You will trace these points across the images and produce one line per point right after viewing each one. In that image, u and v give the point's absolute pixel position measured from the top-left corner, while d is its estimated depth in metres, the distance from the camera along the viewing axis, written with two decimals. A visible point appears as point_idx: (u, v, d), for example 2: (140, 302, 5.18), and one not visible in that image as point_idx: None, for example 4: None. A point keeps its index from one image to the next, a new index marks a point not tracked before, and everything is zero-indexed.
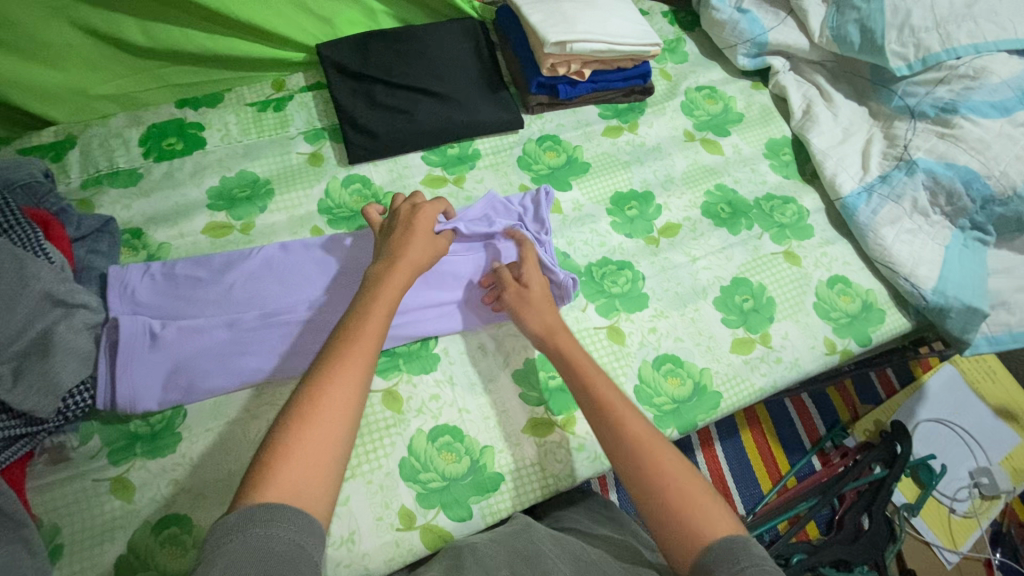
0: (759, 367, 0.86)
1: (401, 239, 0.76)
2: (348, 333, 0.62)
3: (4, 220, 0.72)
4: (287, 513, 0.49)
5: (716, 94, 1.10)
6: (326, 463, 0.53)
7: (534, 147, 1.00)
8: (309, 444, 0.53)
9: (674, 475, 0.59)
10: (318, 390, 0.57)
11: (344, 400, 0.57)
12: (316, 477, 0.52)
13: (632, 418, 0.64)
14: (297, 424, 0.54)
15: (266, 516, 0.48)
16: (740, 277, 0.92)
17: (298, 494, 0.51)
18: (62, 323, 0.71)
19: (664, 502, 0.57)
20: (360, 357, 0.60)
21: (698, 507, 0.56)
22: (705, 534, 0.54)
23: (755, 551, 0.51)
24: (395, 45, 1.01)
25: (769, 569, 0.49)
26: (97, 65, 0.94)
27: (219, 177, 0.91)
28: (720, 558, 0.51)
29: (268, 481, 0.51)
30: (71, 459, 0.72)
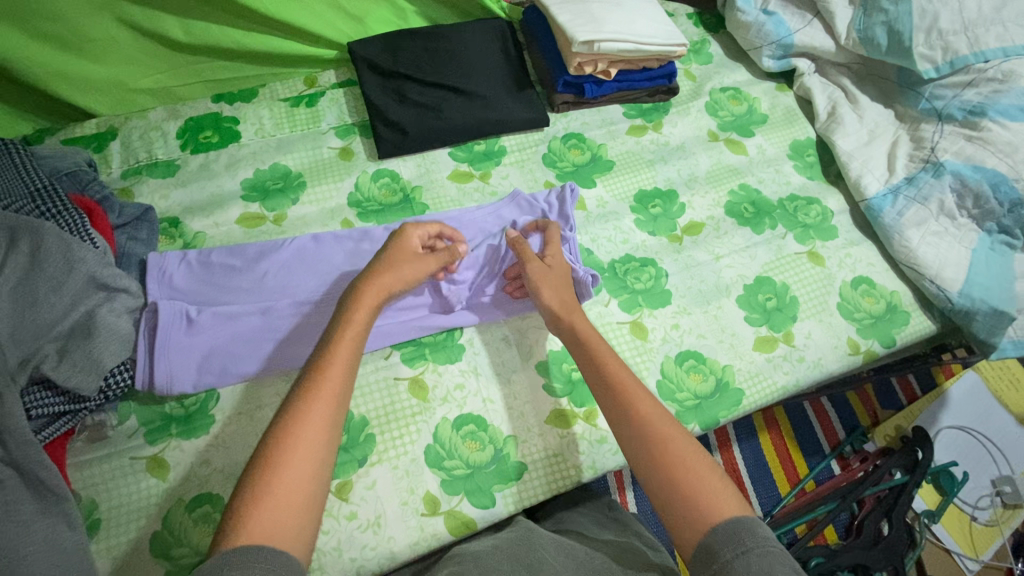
0: (782, 366, 0.86)
1: (386, 258, 0.76)
2: (319, 368, 0.63)
3: (53, 206, 0.75)
4: (265, 554, 0.49)
5: (740, 95, 1.11)
6: (299, 505, 0.54)
7: (559, 144, 1.01)
8: (282, 488, 0.54)
9: (678, 457, 0.59)
10: (289, 431, 0.57)
11: (315, 439, 0.58)
12: (290, 519, 0.53)
13: (642, 397, 0.65)
14: (269, 469, 0.55)
15: (243, 560, 0.48)
16: (764, 276, 0.93)
17: (271, 537, 0.51)
18: (103, 306, 0.73)
19: (668, 485, 0.58)
20: (331, 392, 0.61)
21: (702, 488, 0.57)
22: (710, 514, 0.54)
23: (760, 533, 0.52)
24: (424, 43, 1.03)
25: (774, 551, 0.50)
26: (137, 60, 0.97)
27: (253, 170, 0.94)
28: (725, 539, 0.52)
29: (243, 527, 0.51)
30: (110, 438, 0.75)
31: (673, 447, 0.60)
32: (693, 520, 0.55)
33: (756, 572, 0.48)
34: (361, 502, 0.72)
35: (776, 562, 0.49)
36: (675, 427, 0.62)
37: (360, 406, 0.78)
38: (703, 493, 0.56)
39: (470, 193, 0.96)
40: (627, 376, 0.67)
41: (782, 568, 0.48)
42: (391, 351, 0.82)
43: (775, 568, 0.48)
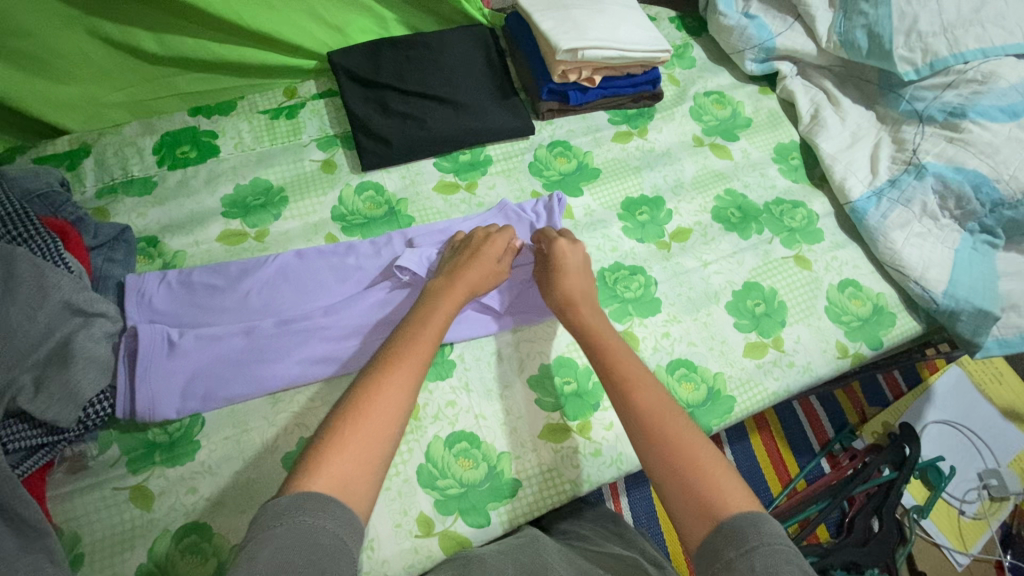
0: (773, 371, 0.87)
1: (468, 259, 0.80)
2: (404, 343, 0.67)
3: (23, 229, 0.73)
4: (331, 504, 0.51)
5: (724, 99, 1.11)
6: (370, 462, 0.56)
7: (545, 152, 1.00)
8: (360, 438, 0.57)
9: (684, 448, 0.59)
10: (371, 389, 0.61)
11: (396, 401, 0.60)
12: (362, 472, 0.55)
13: (646, 391, 0.65)
14: (351, 420, 0.58)
15: (313, 505, 0.51)
16: (752, 281, 0.93)
17: (343, 489, 0.53)
18: (80, 332, 0.71)
19: (676, 472, 0.58)
20: (413, 359, 0.65)
21: (711, 481, 0.56)
22: (716, 510, 0.54)
23: (767, 532, 0.51)
24: (405, 52, 1.01)
25: (782, 549, 0.49)
26: (109, 74, 0.94)
27: (233, 185, 0.92)
28: (731, 537, 0.51)
29: (317, 471, 0.53)
30: (91, 468, 0.73)
31: (684, 439, 0.60)
32: (704, 513, 0.54)
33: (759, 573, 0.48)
34: None
35: (782, 561, 0.48)
36: (679, 419, 0.62)
37: None
38: (711, 486, 0.56)
39: (456, 204, 0.94)
40: (633, 373, 0.67)
41: (786, 567, 0.48)
42: None
43: (778, 568, 0.48)
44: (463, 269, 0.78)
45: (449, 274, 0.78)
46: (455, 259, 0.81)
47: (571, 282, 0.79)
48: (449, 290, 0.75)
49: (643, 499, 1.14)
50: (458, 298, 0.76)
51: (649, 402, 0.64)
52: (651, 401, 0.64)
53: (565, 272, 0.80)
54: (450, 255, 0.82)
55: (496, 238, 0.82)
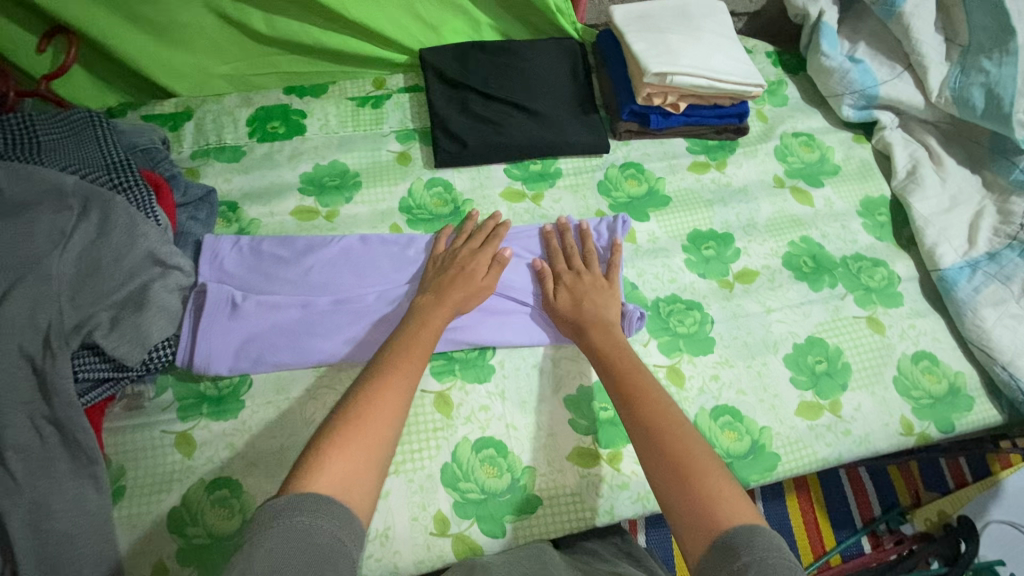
0: (825, 436, 0.81)
1: (454, 270, 0.82)
2: (401, 359, 0.69)
3: (124, 179, 0.79)
4: (330, 504, 0.52)
5: (813, 142, 1.06)
6: (366, 461, 0.58)
7: (616, 172, 0.98)
8: (357, 440, 0.59)
9: (683, 458, 0.59)
10: (371, 399, 0.63)
11: (392, 407, 0.63)
12: (357, 472, 0.57)
13: (651, 402, 0.66)
14: (348, 428, 0.60)
15: (312, 505, 0.51)
16: (817, 337, 0.88)
17: (341, 487, 0.55)
18: (157, 281, 0.77)
19: (675, 484, 0.58)
20: (404, 370, 0.68)
21: (714, 493, 0.56)
22: (714, 522, 0.53)
23: (759, 545, 0.49)
24: (494, 58, 1.03)
25: (773, 565, 0.47)
26: (219, 46, 1.01)
27: (313, 164, 0.96)
28: (723, 553, 0.50)
29: (319, 472, 0.55)
30: (145, 408, 0.77)
31: (680, 444, 0.60)
32: (703, 523, 0.54)
33: None
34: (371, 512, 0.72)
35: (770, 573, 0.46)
36: (684, 429, 0.63)
37: None
38: (709, 496, 0.55)
39: (520, 213, 0.94)
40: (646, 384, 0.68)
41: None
42: None
43: None
44: (451, 286, 0.81)
45: (435, 292, 0.80)
46: (435, 277, 0.83)
47: (582, 306, 0.80)
48: (444, 306, 0.78)
49: (661, 540, 1.10)
50: (449, 313, 0.78)
51: (658, 411, 0.65)
52: (652, 411, 0.65)
53: (581, 298, 0.81)
54: (433, 276, 0.83)
55: (480, 255, 0.84)
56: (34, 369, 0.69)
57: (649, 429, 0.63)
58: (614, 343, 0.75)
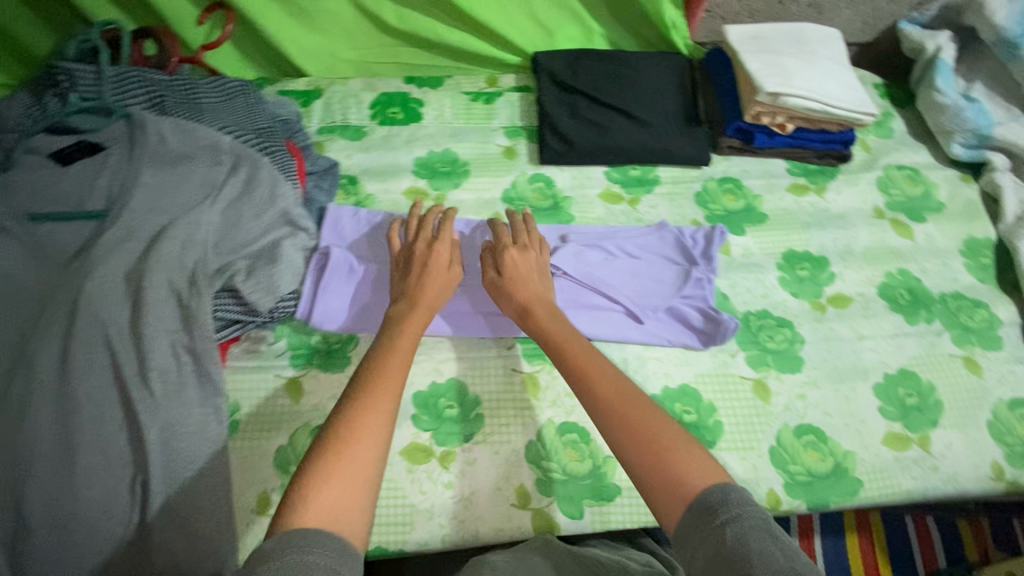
0: (911, 469, 0.80)
1: (426, 270, 0.80)
2: (381, 362, 0.64)
3: (270, 145, 0.89)
4: (322, 538, 0.47)
5: (918, 176, 1.05)
6: (359, 486, 0.53)
7: (715, 186, 1.01)
8: (345, 466, 0.53)
9: (648, 434, 0.57)
10: (355, 413, 0.57)
11: (380, 422, 0.57)
12: (349, 499, 0.51)
13: (605, 380, 0.63)
14: (333, 451, 0.54)
15: (301, 542, 0.46)
16: (909, 370, 0.87)
17: (334, 520, 0.50)
18: (287, 239, 0.84)
19: (642, 460, 0.56)
20: (388, 375, 0.62)
21: (683, 461, 0.54)
22: (685, 486, 0.52)
23: (735, 500, 0.49)
24: (605, 65, 1.07)
25: (752, 519, 0.48)
26: (350, 34, 1.08)
27: (426, 150, 1.02)
28: (700, 513, 0.50)
29: (306, 504, 0.50)
30: (263, 351, 0.85)
31: (641, 420, 0.58)
32: (676, 492, 0.52)
33: (731, 543, 0.46)
34: (459, 475, 0.78)
35: (752, 530, 0.47)
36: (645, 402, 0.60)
37: (475, 386, 0.84)
38: (678, 466, 0.54)
39: (617, 214, 0.97)
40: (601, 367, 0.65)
41: (756, 538, 0.46)
42: (514, 342, 0.86)
43: (749, 539, 0.46)
44: (429, 285, 0.78)
45: (410, 296, 0.76)
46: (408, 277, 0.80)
47: (524, 286, 0.79)
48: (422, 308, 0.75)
49: None
50: (425, 312, 0.75)
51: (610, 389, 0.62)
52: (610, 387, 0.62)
53: (519, 278, 0.79)
54: (399, 279, 0.81)
55: (439, 245, 0.82)
56: (180, 302, 0.77)
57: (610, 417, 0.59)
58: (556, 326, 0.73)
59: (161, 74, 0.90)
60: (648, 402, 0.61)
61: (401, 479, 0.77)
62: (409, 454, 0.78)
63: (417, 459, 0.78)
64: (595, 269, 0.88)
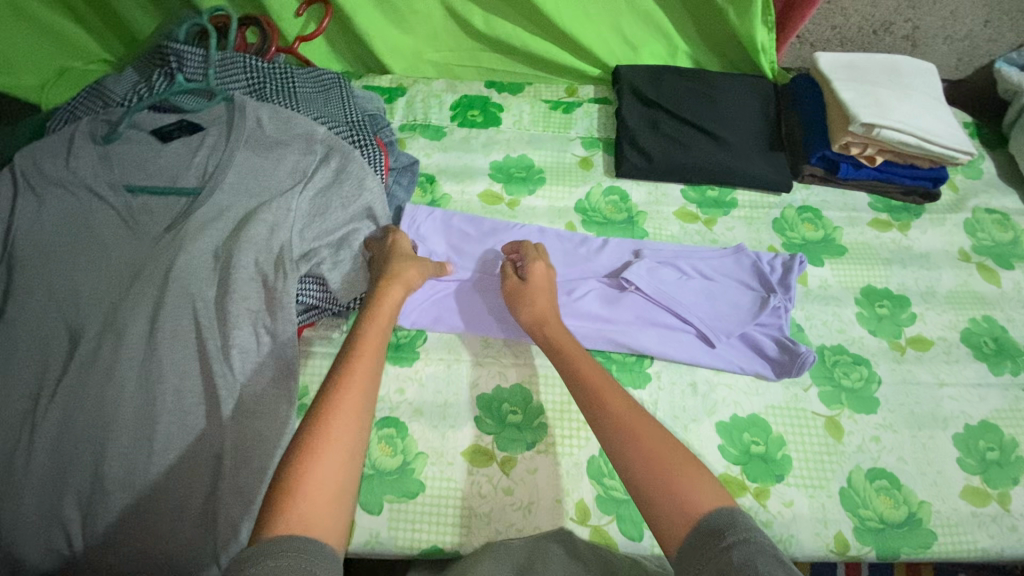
0: (989, 527, 0.76)
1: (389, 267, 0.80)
2: (349, 362, 0.62)
3: (361, 137, 0.91)
4: (302, 543, 0.46)
5: (1008, 222, 1.01)
6: (334, 490, 0.52)
7: (793, 214, 0.99)
8: (319, 471, 0.52)
9: (650, 457, 0.55)
10: (324, 418, 0.56)
11: (350, 425, 0.56)
12: (324, 501, 0.51)
13: (613, 395, 0.62)
14: (307, 456, 0.53)
15: (280, 547, 0.45)
16: (991, 423, 0.83)
17: (312, 525, 0.48)
18: (367, 232, 0.86)
19: (650, 483, 0.53)
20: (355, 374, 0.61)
21: (687, 482, 0.52)
22: (691, 509, 0.50)
23: (742, 524, 0.47)
24: (689, 83, 1.06)
25: (760, 543, 0.45)
26: (438, 35, 1.10)
27: (503, 154, 1.03)
28: (704, 537, 0.47)
29: (283, 511, 0.49)
30: (335, 339, 0.88)
31: (645, 446, 0.56)
32: (680, 512, 0.50)
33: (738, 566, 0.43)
34: (519, 482, 0.77)
35: (760, 553, 0.44)
36: (647, 422, 0.58)
37: (540, 395, 0.83)
38: (679, 491, 0.52)
39: (691, 233, 0.97)
40: (603, 384, 0.64)
41: (765, 561, 0.43)
42: None
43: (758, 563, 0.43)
44: (397, 277, 0.78)
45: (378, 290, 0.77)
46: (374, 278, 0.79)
47: (538, 306, 0.78)
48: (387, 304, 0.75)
49: None
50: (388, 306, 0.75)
51: (617, 408, 0.60)
52: (618, 403, 0.61)
53: (532, 297, 0.79)
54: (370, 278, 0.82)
55: (399, 238, 0.84)
56: (264, 284, 0.79)
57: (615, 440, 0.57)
58: (554, 345, 0.72)
59: (261, 61, 0.94)
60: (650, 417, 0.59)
61: (461, 480, 0.77)
62: (470, 456, 0.79)
63: (478, 462, 0.78)
64: (668, 289, 0.87)
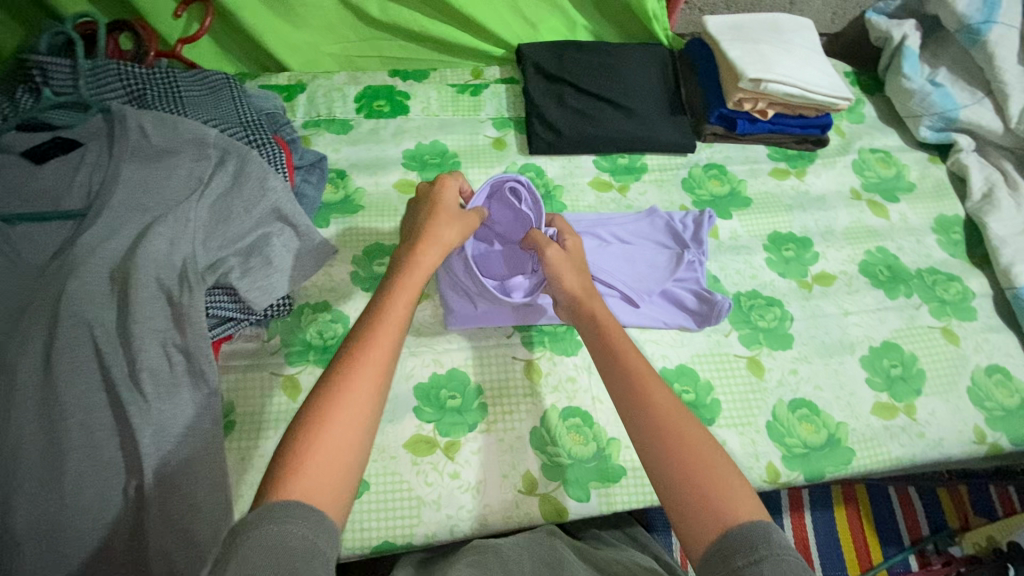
0: (900, 436, 0.83)
1: (435, 215, 0.74)
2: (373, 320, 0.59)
3: (258, 137, 0.87)
4: (301, 510, 0.44)
5: (890, 159, 1.09)
6: (347, 457, 0.50)
7: (700, 172, 1.03)
8: (334, 437, 0.50)
9: (687, 450, 0.53)
10: (342, 382, 0.53)
11: (369, 394, 0.53)
12: (335, 468, 0.48)
13: (658, 391, 0.58)
14: (320, 417, 0.50)
15: (282, 513, 0.44)
16: (892, 342, 0.90)
17: (320, 491, 0.47)
18: (278, 235, 0.83)
19: (678, 477, 0.51)
20: (387, 327, 0.59)
21: (717, 487, 0.50)
22: (720, 517, 0.48)
23: (776, 541, 0.45)
24: (590, 55, 1.08)
25: (792, 561, 0.43)
26: (333, 28, 1.06)
27: (415, 142, 1.02)
28: (735, 545, 0.45)
29: (290, 475, 0.47)
30: (256, 350, 0.84)
31: (682, 444, 0.53)
32: (707, 520, 0.48)
33: None
34: (464, 465, 0.77)
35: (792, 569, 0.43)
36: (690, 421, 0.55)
37: (477, 375, 0.84)
38: (713, 496, 0.50)
39: (607, 202, 0.99)
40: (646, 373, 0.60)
41: None
42: (513, 331, 0.87)
43: None
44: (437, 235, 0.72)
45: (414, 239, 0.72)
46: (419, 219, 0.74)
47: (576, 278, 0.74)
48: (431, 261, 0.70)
49: None
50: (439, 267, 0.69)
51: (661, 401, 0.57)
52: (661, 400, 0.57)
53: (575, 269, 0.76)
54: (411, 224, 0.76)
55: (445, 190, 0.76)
56: (170, 300, 0.75)
57: (639, 427, 0.56)
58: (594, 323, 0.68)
59: (139, 67, 0.88)
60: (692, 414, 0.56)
61: (406, 473, 0.76)
62: (413, 446, 0.78)
63: (421, 451, 0.77)
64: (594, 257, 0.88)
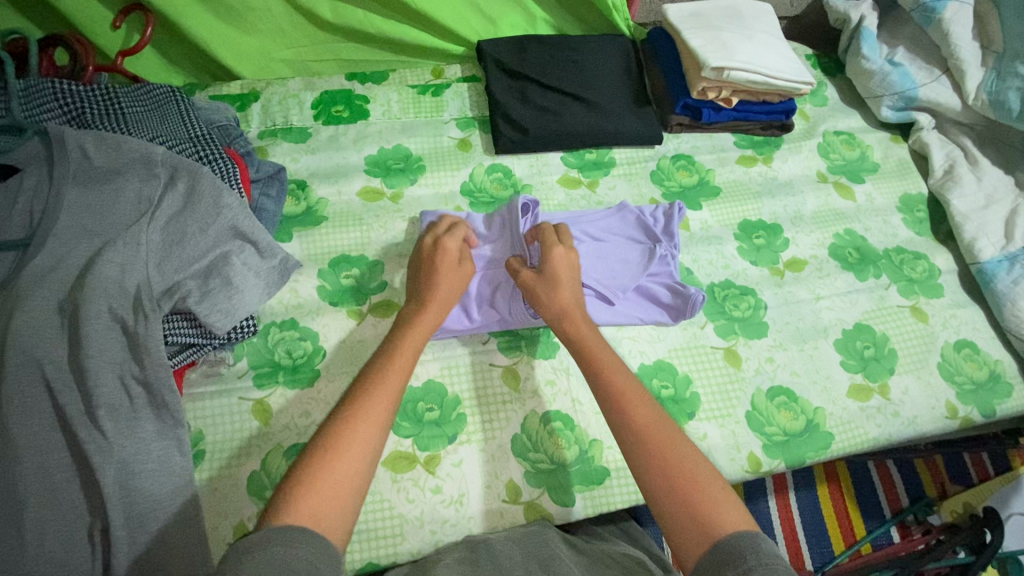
0: (875, 417, 0.84)
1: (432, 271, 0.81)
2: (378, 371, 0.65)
3: (208, 152, 0.83)
4: (301, 533, 0.48)
5: (854, 141, 1.10)
6: (346, 494, 0.54)
7: (668, 163, 1.02)
8: (337, 474, 0.54)
9: (673, 465, 0.55)
10: (348, 424, 0.58)
11: (370, 439, 0.58)
12: (336, 503, 0.53)
13: (640, 406, 0.61)
14: (326, 454, 0.55)
15: (285, 536, 0.47)
16: (864, 323, 0.91)
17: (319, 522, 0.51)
18: (237, 254, 0.79)
19: (669, 490, 0.54)
20: (388, 378, 0.65)
21: (705, 499, 0.52)
22: (709, 529, 0.50)
23: (765, 552, 0.46)
24: (551, 49, 1.06)
25: (779, 569, 0.45)
26: (284, 32, 1.02)
27: (377, 147, 0.99)
28: (724, 554, 0.47)
29: (292, 505, 0.51)
30: (222, 374, 0.81)
31: (670, 459, 0.56)
32: (699, 534, 0.50)
33: None
34: (446, 478, 0.76)
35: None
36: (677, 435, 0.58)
37: (454, 385, 0.82)
38: (702, 509, 0.52)
39: (577, 199, 0.98)
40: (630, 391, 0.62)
41: None
42: (489, 337, 0.86)
43: None
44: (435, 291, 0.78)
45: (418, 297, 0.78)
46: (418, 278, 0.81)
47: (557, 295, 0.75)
48: (428, 307, 0.76)
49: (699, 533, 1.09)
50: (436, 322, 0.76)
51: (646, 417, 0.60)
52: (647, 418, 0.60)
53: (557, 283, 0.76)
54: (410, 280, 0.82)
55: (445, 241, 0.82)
56: (125, 331, 0.71)
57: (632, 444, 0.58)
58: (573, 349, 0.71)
59: (76, 83, 0.83)
60: (676, 427, 0.59)
61: (387, 491, 0.74)
62: (392, 464, 0.76)
63: (401, 468, 0.75)
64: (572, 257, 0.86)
